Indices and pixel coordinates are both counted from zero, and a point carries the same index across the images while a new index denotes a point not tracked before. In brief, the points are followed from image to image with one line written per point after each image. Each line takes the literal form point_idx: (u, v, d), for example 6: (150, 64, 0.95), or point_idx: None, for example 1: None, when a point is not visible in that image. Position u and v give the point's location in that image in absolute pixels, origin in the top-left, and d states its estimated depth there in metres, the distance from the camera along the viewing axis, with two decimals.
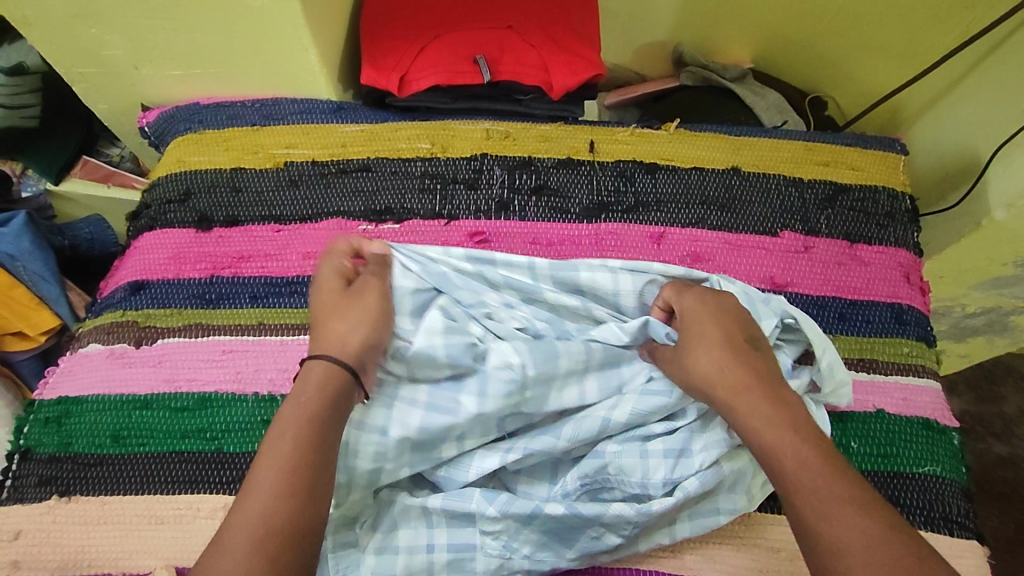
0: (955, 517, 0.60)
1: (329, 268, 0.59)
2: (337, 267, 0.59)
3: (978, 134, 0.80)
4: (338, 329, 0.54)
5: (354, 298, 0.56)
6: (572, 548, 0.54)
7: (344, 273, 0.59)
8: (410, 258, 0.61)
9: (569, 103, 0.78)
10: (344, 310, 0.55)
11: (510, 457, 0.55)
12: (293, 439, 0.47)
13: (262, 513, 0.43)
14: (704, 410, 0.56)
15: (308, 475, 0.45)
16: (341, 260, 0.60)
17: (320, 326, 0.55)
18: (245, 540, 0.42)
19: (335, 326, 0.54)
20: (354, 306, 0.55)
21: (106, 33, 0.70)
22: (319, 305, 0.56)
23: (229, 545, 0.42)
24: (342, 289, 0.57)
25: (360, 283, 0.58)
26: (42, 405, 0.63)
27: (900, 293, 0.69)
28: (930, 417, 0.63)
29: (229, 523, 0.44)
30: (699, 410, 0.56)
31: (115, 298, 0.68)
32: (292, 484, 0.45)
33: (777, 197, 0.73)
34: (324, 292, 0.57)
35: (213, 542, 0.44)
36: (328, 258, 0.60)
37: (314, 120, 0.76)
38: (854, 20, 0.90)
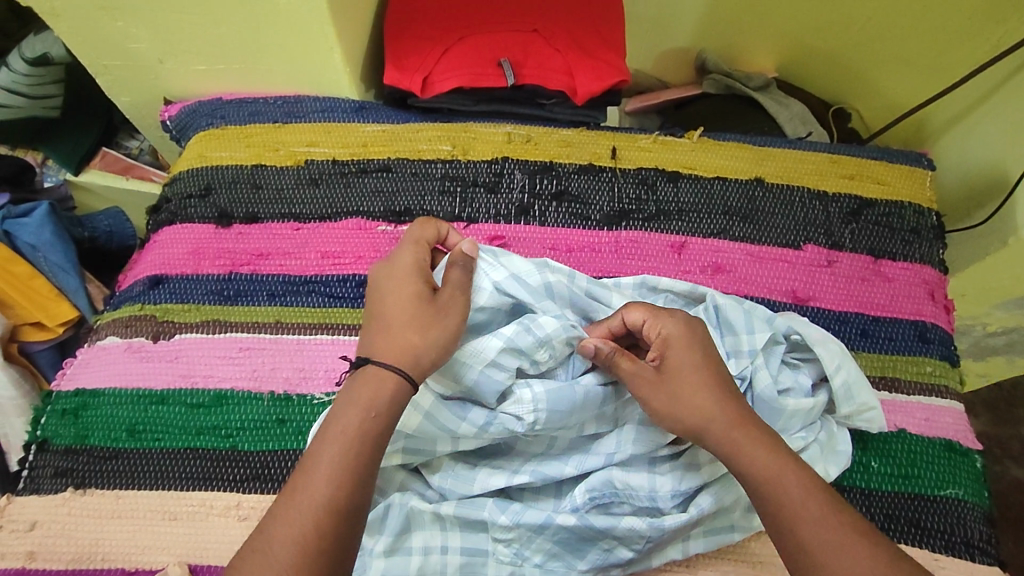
0: (977, 542, 0.59)
1: (400, 261, 0.55)
2: (403, 257, 0.55)
3: (1010, 150, 0.78)
4: (410, 339, 0.50)
5: (431, 305, 0.52)
6: (584, 560, 0.53)
7: (421, 268, 0.55)
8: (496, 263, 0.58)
9: (591, 108, 0.76)
10: (418, 318, 0.51)
11: (517, 478, 0.54)
12: (344, 452, 0.46)
13: (305, 521, 0.43)
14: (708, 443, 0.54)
15: (354, 494, 0.45)
16: (422, 255, 0.56)
17: (384, 324, 0.52)
18: (286, 549, 0.42)
19: (409, 337, 0.50)
20: (428, 314, 0.51)
21: (132, 26, 0.70)
22: (391, 301, 0.53)
23: (269, 550, 0.42)
24: (422, 293, 0.53)
25: (446, 296, 0.53)
26: (60, 396, 0.63)
27: (924, 311, 0.68)
28: (953, 439, 0.62)
29: (267, 531, 0.43)
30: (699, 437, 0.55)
31: (134, 291, 0.68)
32: (335, 492, 0.44)
33: (801, 210, 0.71)
34: (400, 289, 0.53)
35: (250, 542, 0.43)
36: (413, 247, 0.56)
37: (335, 118, 0.75)
38: (882, 32, 0.89)
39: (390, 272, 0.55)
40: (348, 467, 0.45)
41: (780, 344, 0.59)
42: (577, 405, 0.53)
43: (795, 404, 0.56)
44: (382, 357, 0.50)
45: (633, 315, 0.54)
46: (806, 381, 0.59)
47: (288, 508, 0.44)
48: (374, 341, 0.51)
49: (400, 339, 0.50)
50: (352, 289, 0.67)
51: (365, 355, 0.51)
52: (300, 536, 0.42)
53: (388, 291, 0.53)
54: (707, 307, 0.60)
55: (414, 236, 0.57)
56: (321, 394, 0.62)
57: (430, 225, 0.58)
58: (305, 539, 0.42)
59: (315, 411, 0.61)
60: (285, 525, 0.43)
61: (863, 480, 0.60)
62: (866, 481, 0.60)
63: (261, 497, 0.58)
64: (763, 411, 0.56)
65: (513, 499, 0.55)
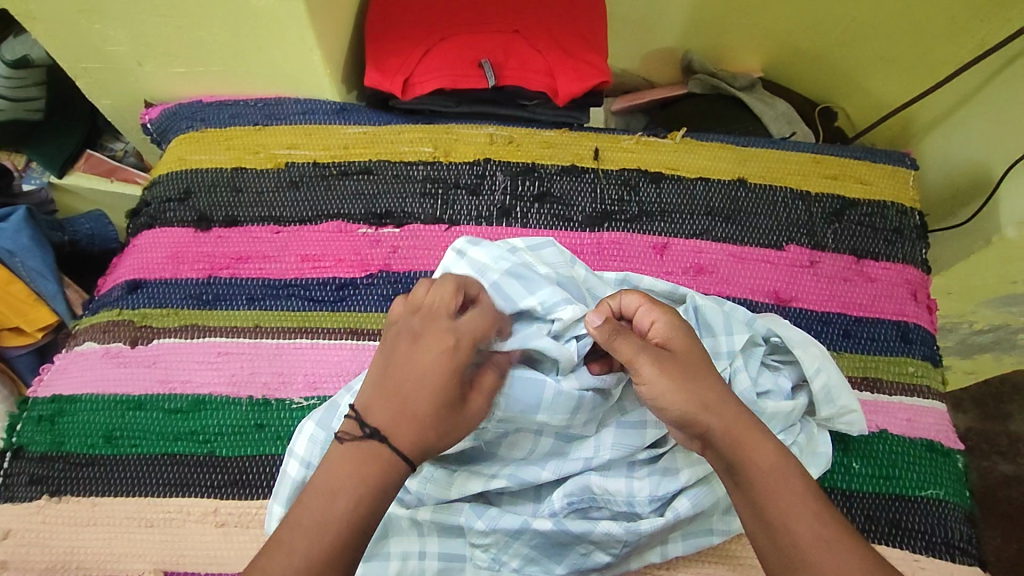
0: (958, 543, 0.58)
1: (444, 341, 0.47)
2: (453, 343, 0.47)
3: (995, 149, 0.78)
4: (426, 440, 0.46)
5: (459, 415, 0.47)
6: (562, 564, 0.53)
7: (465, 363, 0.48)
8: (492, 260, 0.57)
9: (574, 109, 0.76)
10: (443, 426, 0.46)
11: (494, 483, 0.54)
12: (348, 475, 0.44)
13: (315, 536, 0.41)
14: None
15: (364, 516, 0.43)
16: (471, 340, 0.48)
17: (404, 406, 0.46)
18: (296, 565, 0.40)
19: (420, 436, 0.45)
20: (455, 426, 0.47)
21: (109, 29, 0.70)
22: (420, 390, 0.46)
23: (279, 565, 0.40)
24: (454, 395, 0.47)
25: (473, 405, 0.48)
26: (36, 402, 0.63)
27: (907, 311, 0.68)
28: (934, 439, 0.62)
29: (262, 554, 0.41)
30: None
31: (112, 296, 0.68)
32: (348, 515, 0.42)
33: (783, 211, 0.71)
34: (437, 384, 0.46)
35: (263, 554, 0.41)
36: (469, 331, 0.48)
37: (317, 120, 0.75)
38: (866, 31, 0.88)
39: (431, 353, 0.47)
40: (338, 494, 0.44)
41: (759, 346, 0.58)
42: (542, 402, 0.52)
43: (774, 407, 0.56)
44: (396, 442, 0.45)
45: (629, 299, 0.52)
46: (786, 383, 0.58)
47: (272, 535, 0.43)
48: (382, 413, 0.45)
49: (416, 437, 0.45)
50: (332, 293, 0.67)
51: (376, 426, 0.45)
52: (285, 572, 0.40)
53: (422, 371, 0.46)
54: (686, 308, 0.59)
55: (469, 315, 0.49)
56: (300, 399, 0.62)
57: (490, 318, 0.50)
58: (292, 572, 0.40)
59: (293, 416, 0.61)
60: (268, 549, 0.41)
61: (844, 481, 0.60)
62: (846, 482, 0.60)
63: (239, 503, 0.58)
64: None
65: (492, 504, 0.55)
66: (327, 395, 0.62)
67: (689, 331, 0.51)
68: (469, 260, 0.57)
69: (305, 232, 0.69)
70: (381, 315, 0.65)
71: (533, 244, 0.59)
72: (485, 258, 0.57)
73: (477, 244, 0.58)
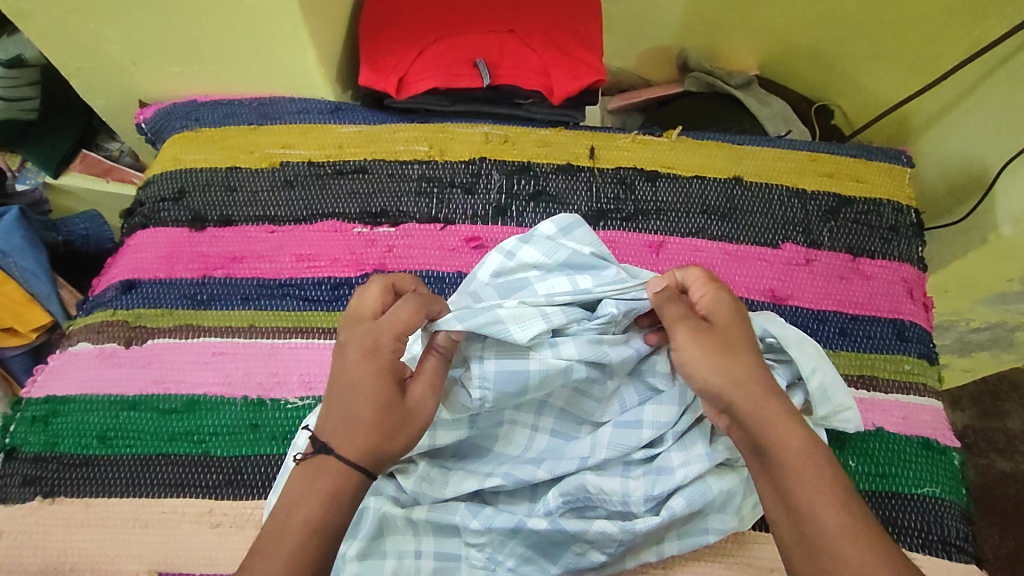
0: (955, 540, 0.58)
1: (376, 342, 0.48)
2: (382, 338, 0.48)
3: (989, 148, 0.78)
4: (369, 442, 0.45)
5: (401, 408, 0.47)
6: (557, 563, 0.53)
7: (391, 358, 0.48)
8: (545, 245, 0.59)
9: (569, 108, 0.76)
10: (384, 425, 0.46)
11: (489, 482, 0.53)
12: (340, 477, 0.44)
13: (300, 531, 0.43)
14: (682, 431, 0.55)
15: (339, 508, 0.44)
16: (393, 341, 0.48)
17: (345, 414, 0.46)
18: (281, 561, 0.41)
19: (366, 436, 0.45)
20: (400, 422, 0.47)
21: (103, 28, 0.69)
22: (357, 393, 0.47)
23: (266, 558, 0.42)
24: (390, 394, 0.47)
25: (415, 401, 0.48)
26: (29, 403, 0.63)
27: (903, 309, 0.68)
28: (931, 437, 0.62)
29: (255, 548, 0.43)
30: (677, 432, 0.55)
31: (106, 296, 0.67)
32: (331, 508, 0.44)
33: (780, 209, 0.71)
34: (370, 384, 0.47)
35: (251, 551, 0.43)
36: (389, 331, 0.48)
37: (312, 120, 0.75)
38: (861, 29, 0.89)
39: (362, 353, 0.48)
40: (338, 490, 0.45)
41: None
42: (530, 387, 0.52)
43: None
44: (343, 450, 0.45)
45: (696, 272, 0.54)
46: (782, 381, 0.57)
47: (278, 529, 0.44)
48: (328, 426, 0.46)
49: (361, 440, 0.45)
50: (327, 292, 0.66)
51: (325, 441, 0.46)
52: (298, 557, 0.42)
53: (356, 375, 0.47)
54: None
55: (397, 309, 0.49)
56: (295, 399, 0.62)
57: (420, 308, 0.50)
58: (296, 564, 0.41)
59: (289, 416, 0.61)
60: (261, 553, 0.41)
61: None
62: None
63: (234, 503, 0.58)
64: None
65: (488, 504, 0.55)
66: (323, 395, 0.61)
67: (735, 309, 0.52)
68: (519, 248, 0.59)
69: (300, 232, 0.69)
70: None
71: (565, 225, 0.60)
72: (536, 254, 0.58)
73: (526, 243, 0.59)
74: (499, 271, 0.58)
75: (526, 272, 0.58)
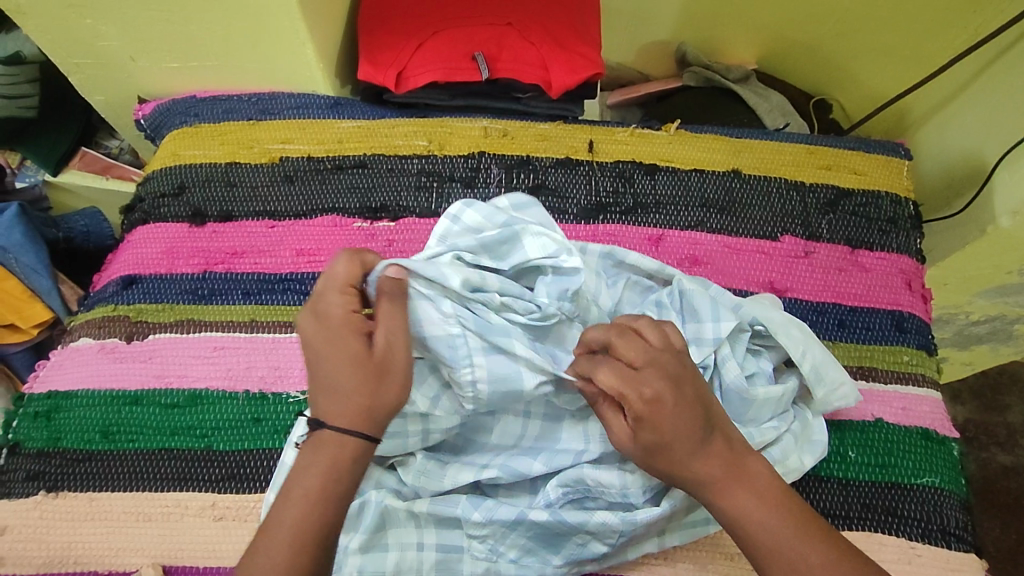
0: (953, 530, 0.59)
1: (325, 308, 0.47)
2: (331, 300, 0.47)
3: (987, 139, 0.78)
4: (358, 401, 0.46)
5: (371, 359, 0.46)
6: (558, 554, 0.53)
7: (343, 315, 0.47)
8: (487, 214, 0.57)
9: (568, 102, 0.77)
10: (365, 380, 0.46)
11: (486, 473, 0.54)
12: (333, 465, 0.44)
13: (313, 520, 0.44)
14: None
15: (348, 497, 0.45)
16: (342, 302, 0.47)
17: (326, 386, 0.46)
18: (284, 554, 0.43)
19: (354, 396, 0.46)
20: (373, 370, 0.46)
21: (101, 24, 0.69)
22: (327, 360, 0.46)
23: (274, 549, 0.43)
24: (357, 349, 0.46)
25: (384, 348, 0.47)
26: (32, 398, 0.63)
27: (902, 301, 0.68)
28: (929, 427, 0.63)
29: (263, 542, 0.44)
30: None
31: (108, 291, 0.67)
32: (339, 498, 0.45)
33: (778, 201, 0.71)
34: (332, 347, 0.46)
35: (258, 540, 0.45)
36: (334, 291, 0.47)
37: (311, 115, 0.75)
38: (859, 22, 0.89)
39: (316, 319, 0.47)
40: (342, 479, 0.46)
41: (746, 332, 0.58)
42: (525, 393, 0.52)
43: (765, 394, 0.56)
44: (337, 420, 0.46)
45: (604, 376, 0.48)
46: (769, 367, 0.59)
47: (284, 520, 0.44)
48: (316, 398, 0.47)
49: (351, 403, 0.46)
50: None
51: (318, 416, 0.47)
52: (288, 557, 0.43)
53: (318, 345, 0.47)
54: (672, 291, 0.60)
55: (342, 272, 0.48)
56: (297, 392, 0.62)
57: (353, 256, 0.48)
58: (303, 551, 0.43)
59: (290, 410, 0.61)
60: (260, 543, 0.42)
61: (841, 470, 0.60)
62: (843, 470, 0.60)
63: (236, 497, 0.58)
64: (734, 405, 0.57)
65: (488, 495, 0.55)
66: None
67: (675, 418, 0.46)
68: (464, 219, 0.57)
69: (298, 228, 0.69)
70: None
71: (518, 202, 0.58)
72: (479, 220, 0.57)
73: (471, 206, 0.57)
74: (445, 241, 0.57)
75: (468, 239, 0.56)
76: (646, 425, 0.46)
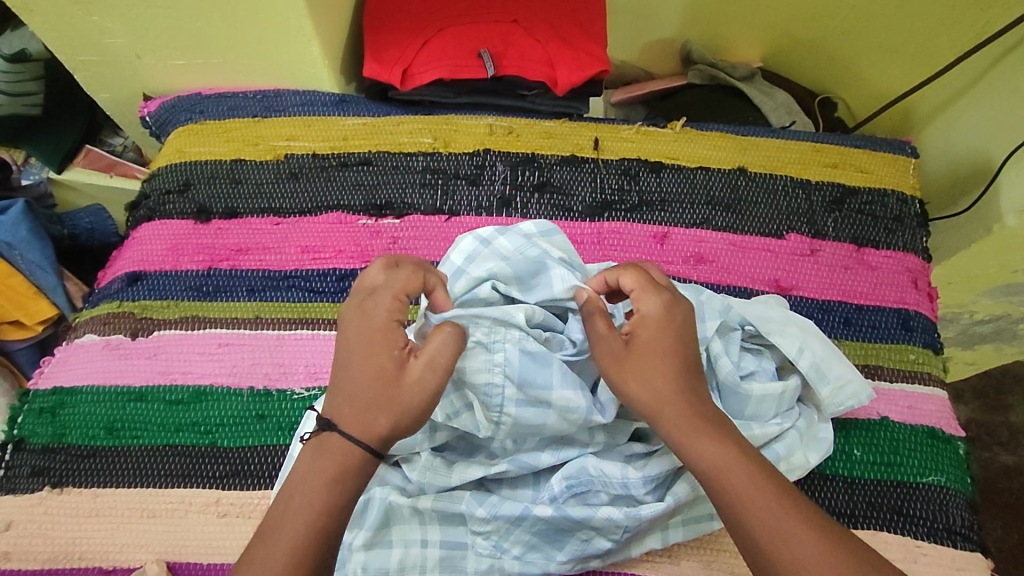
0: (960, 529, 0.59)
1: (370, 311, 0.48)
2: (382, 308, 0.48)
3: (992, 139, 0.78)
4: (373, 420, 0.46)
5: (397, 387, 0.46)
6: (563, 551, 0.53)
7: (391, 329, 0.48)
8: (513, 245, 0.58)
9: (574, 99, 0.76)
10: (384, 401, 0.46)
11: (494, 468, 0.53)
12: None
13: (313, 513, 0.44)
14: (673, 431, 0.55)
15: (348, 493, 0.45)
16: (388, 311, 0.48)
17: (349, 391, 0.47)
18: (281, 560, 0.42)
19: (372, 417, 0.46)
20: (396, 394, 0.46)
21: (107, 21, 0.69)
22: (358, 365, 0.47)
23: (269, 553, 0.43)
24: (388, 367, 0.47)
25: (412, 375, 0.46)
26: (37, 394, 0.63)
27: (908, 299, 0.68)
28: (935, 425, 0.62)
29: (261, 541, 0.44)
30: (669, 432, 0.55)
31: (112, 288, 0.67)
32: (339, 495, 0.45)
33: (784, 199, 0.71)
34: (369, 353, 0.47)
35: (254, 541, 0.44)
36: (384, 298, 0.48)
37: (316, 112, 0.75)
38: (865, 20, 0.88)
39: (361, 321, 0.48)
40: (346, 473, 0.46)
41: (735, 331, 0.58)
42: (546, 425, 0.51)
43: (762, 391, 0.56)
44: (346, 427, 0.46)
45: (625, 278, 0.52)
46: (770, 367, 0.59)
47: (289, 515, 0.44)
48: (334, 397, 0.48)
49: (365, 420, 0.46)
50: (332, 284, 0.67)
51: (329, 416, 0.47)
52: (293, 554, 0.42)
53: (355, 346, 0.48)
54: None
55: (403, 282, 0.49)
56: (301, 389, 0.62)
57: (418, 271, 0.50)
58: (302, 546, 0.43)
59: (294, 407, 0.61)
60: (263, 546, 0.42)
61: (846, 469, 0.60)
62: (848, 469, 0.60)
63: (240, 494, 0.58)
64: (734, 401, 0.56)
65: (493, 491, 0.55)
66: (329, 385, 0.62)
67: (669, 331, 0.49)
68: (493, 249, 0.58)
69: (304, 225, 0.69)
70: None
71: (545, 229, 0.60)
72: (510, 248, 0.58)
73: (500, 233, 0.58)
74: (479, 261, 0.57)
75: (493, 262, 0.57)
76: (641, 323, 0.50)
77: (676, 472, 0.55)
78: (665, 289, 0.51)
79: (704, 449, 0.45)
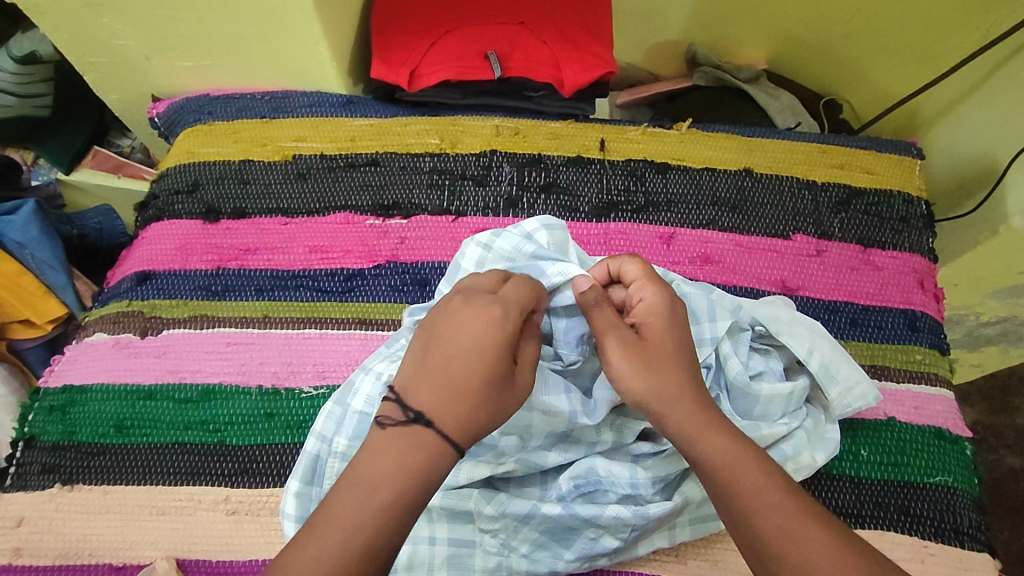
0: (967, 529, 0.59)
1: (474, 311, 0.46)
2: (495, 313, 0.46)
3: (999, 141, 0.78)
4: (475, 421, 0.44)
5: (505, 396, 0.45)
6: (570, 549, 0.53)
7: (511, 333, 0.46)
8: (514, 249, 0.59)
9: (579, 100, 0.77)
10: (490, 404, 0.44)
11: (502, 467, 0.54)
12: None
13: None
14: None
15: None
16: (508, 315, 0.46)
17: (453, 384, 0.44)
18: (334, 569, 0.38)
19: (474, 417, 0.44)
20: (502, 401, 0.45)
21: (117, 22, 0.70)
22: (472, 360, 0.44)
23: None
24: (503, 371, 0.45)
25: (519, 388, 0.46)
26: (47, 393, 0.63)
27: (914, 300, 0.68)
28: (942, 426, 0.62)
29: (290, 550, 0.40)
30: None
31: (122, 288, 0.68)
32: None
33: (791, 201, 0.71)
34: (478, 354, 0.44)
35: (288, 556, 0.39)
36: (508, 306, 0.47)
37: (323, 113, 0.75)
38: (870, 22, 0.89)
39: (484, 320, 0.46)
40: None
41: (745, 331, 0.59)
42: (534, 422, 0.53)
43: (770, 390, 0.56)
44: (443, 423, 0.43)
45: (628, 268, 0.53)
46: (779, 366, 0.59)
47: None
48: (429, 385, 0.44)
49: (467, 419, 0.43)
50: (340, 283, 0.67)
51: (418, 410, 0.43)
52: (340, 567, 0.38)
53: (457, 345, 0.45)
54: None
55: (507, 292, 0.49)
56: (310, 388, 0.62)
57: (531, 290, 0.50)
58: None
59: (303, 405, 0.61)
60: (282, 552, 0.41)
61: (853, 468, 0.60)
62: (855, 468, 0.60)
63: (249, 492, 0.58)
64: (741, 400, 0.57)
65: (501, 490, 0.55)
66: (336, 384, 0.62)
67: (674, 321, 0.50)
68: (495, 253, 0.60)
69: (314, 226, 0.70)
70: (390, 305, 0.66)
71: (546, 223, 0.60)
72: (509, 250, 0.60)
73: (499, 236, 0.60)
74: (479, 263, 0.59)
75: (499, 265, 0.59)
76: (648, 313, 0.50)
77: (682, 472, 0.55)
78: (660, 280, 0.53)
79: (712, 447, 0.45)
